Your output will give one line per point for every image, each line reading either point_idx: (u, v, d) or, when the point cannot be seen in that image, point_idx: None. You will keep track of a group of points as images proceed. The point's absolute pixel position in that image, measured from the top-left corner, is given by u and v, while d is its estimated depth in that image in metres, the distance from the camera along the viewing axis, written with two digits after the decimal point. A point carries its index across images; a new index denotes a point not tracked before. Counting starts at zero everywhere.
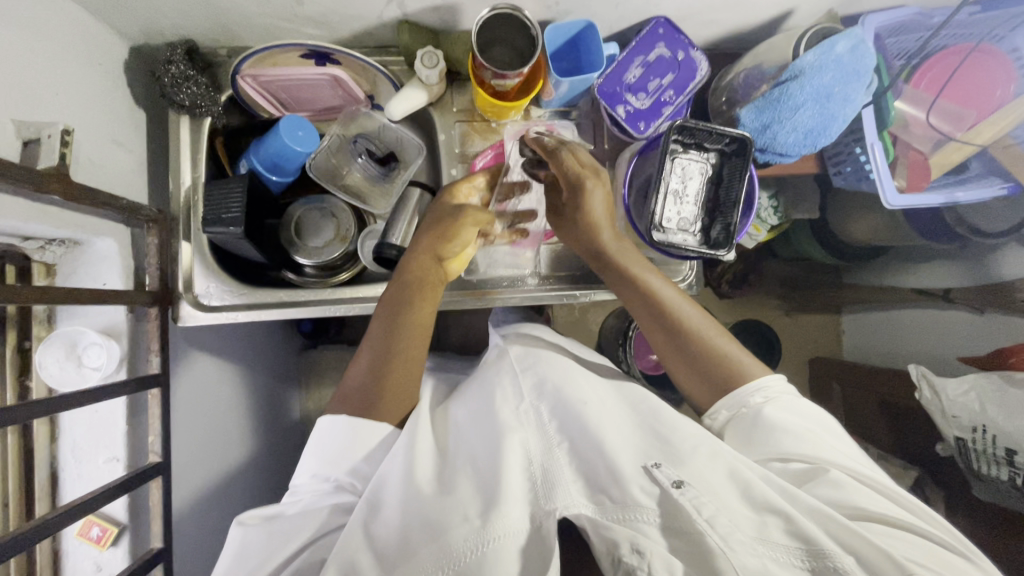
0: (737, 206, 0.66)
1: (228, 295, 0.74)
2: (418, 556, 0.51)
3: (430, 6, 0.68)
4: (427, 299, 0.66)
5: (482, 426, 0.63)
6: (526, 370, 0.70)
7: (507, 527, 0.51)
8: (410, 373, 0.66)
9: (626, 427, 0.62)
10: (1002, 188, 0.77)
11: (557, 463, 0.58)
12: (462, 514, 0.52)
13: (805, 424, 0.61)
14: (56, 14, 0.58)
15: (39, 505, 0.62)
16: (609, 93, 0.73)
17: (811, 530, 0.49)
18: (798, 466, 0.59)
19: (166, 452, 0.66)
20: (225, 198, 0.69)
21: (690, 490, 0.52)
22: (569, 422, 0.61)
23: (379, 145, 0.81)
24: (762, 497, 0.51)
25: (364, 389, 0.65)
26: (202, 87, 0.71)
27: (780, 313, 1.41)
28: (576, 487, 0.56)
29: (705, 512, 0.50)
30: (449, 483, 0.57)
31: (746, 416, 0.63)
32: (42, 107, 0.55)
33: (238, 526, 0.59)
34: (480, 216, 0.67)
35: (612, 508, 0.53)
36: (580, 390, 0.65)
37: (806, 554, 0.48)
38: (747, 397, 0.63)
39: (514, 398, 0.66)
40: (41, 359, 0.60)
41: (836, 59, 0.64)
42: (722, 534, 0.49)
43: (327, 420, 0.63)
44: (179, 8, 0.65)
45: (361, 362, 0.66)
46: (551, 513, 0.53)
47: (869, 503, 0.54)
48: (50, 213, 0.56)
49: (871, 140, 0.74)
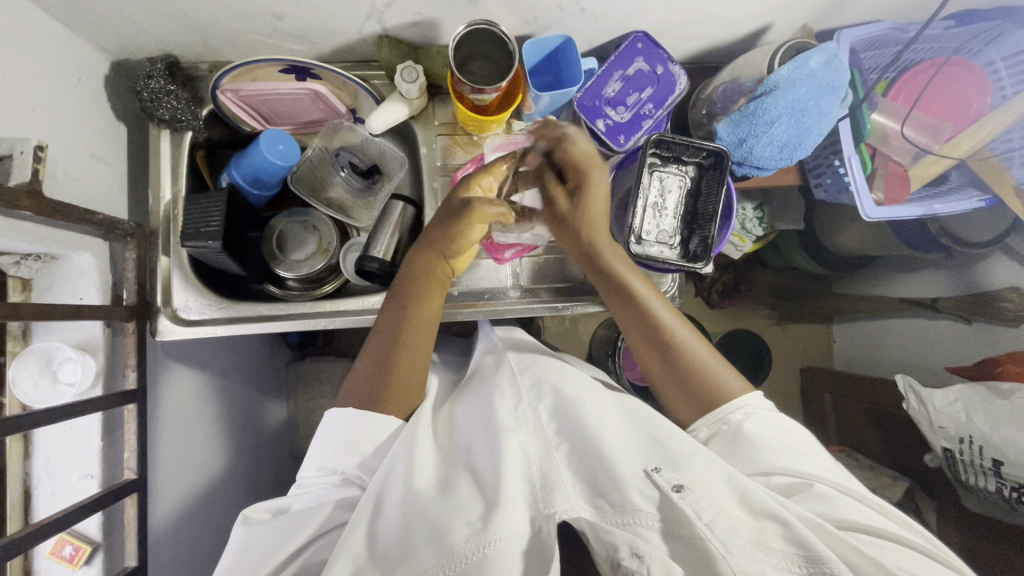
0: (715, 217, 0.67)
1: (207, 308, 0.74)
2: (417, 555, 0.50)
3: (409, 22, 0.68)
4: (434, 295, 0.69)
5: (480, 430, 0.62)
6: (524, 372, 0.70)
7: (506, 530, 0.50)
8: (418, 362, 0.67)
9: (623, 429, 0.61)
10: (980, 200, 0.77)
11: (557, 467, 0.57)
12: (462, 517, 0.52)
13: (785, 441, 0.61)
14: (33, 30, 0.58)
15: (11, 523, 0.61)
16: (589, 107, 0.73)
17: (809, 535, 0.48)
18: (781, 479, 0.58)
19: (142, 468, 0.65)
20: (204, 210, 0.69)
21: (690, 495, 0.51)
22: (565, 427, 0.61)
23: (362, 158, 0.80)
24: (760, 504, 0.51)
25: (371, 376, 0.65)
26: (182, 102, 0.71)
27: (771, 322, 1.40)
28: (576, 490, 0.55)
29: (705, 517, 0.49)
30: (449, 485, 0.57)
31: (726, 432, 0.62)
32: (16, 123, 0.55)
33: (241, 525, 0.59)
34: (488, 211, 0.64)
35: (612, 513, 0.52)
36: (578, 391, 0.65)
37: (805, 560, 0.48)
38: (727, 414, 0.62)
39: (512, 398, 0.66)
40: (14, 375, 0.60)
41: (809, 74, 0.65)
42: (722, 539, 0.48)
43: (334, 414, 0.62)
44: (158, 24, 0.65)
45: (369, 352, 0.67)
46: (550, 517, 0.52)
47: (858, 516, 0.53)
48: (24, 229, 0.55)
49: (848, 154, 0.74)
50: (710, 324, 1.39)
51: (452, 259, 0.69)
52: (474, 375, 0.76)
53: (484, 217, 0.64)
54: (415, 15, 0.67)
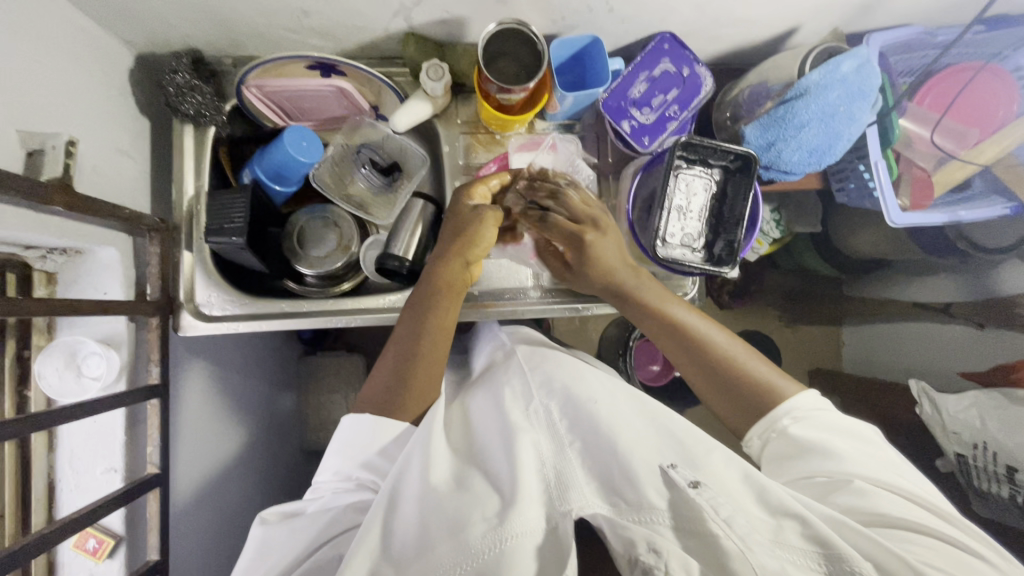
0: (741, 223, 0.68)
1: (229, 304, 0.74)
2: (435, 551, 0.50)
3: (436, 19, 0.68)
4: (451, 302, 0.68)
5: (494, 427, 0.62)
6: (536, 369, 0.70)
7: (521, 527, 0.50)
8: (434, 365, 0.67)
9: (638, 422, 0.61)
10: (1005, 207, 0.77)
11: (569, 465, 0.57)
12: (478, 512, 0.52)
13: (834, 437, 0.60)
14: (60, 23, 0.58)
15: (35, 517, 0.61)
16: (614, 107, 0.73)
17: (829, 533, 0.48)
18: (821, 479, 0.58)
19: (165, 462, 0.66)
20: (228, 206, 0.69)
21: (707, 490, 0.51)
22: (578, 424, 0.61)
23: (383, 154, 0.80)
24: (778, 501, 0.51)
25: (385, 390, 0.65)
26: (207, 97, 0.71)
27: (781, 324, 1.40)
28: (590, 488, 0.55)
29: (723, 512, 0.49)
30: (463, 481, 0.56)
31: (775, 438, 0.62)
32: (44, 118, 0.55)
33: (260, 525, 0.59)
34: (498, 213, 0.69)
35: (628, 510, 0.52)
36: (590, 389, 0.65)
37: (822, 557, 0.47)
38: (777, 419, 0.62)
39: (524, 398, 0.66)
40: (41, 369, 0.60)
41: (842, 78, 0.64)
42: (740, 534, 0.48)
43: (351, 419, 0.62)
44: (183, 17, 0.65)
45: (381, 367, 0.67)
46: (566, 514, 0.52)
47: (894, 511, 0.53)
48: (52, 224, 0.55)
49: (874, 157, 0.74)
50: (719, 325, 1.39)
51: (471, 267, 0.70)
52: (485, 371, 0.75)
53: (495, 219, 0.69)
54: (443, 13, 0.67)
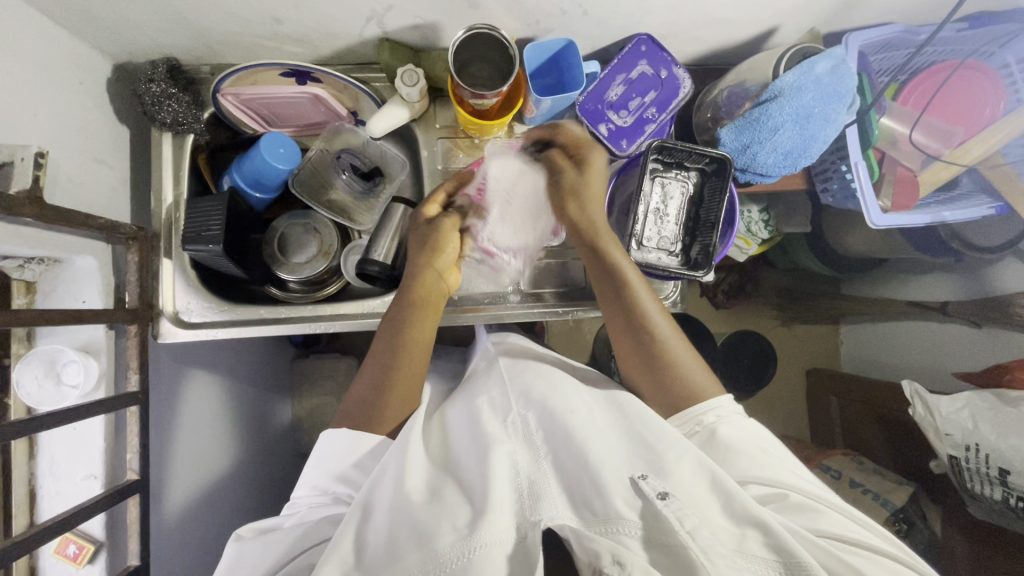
0: (716, 227, 0.66)
1: (209, 311, 0.74)
2: (405, 560, 0.50)
3: (409, 25, 0.68)
4: (429, 317, 0.70)
5: (469, 437, 0.63)
6: (515, 378, 0.70)
7: (493, 536, 0.50)
8: (414, 378, 0.68)
9: (611, 435, 0.60)
10: (990, 207, 0.75)
11: (544, 475, 0.57)
12: (449, 523, 0.52)
13: (763, 450, 0.59)
14: (33, 35, 0.58)
15: (17, 523, 0.62)
16: (592, 111, 0.72)
17: (791, 542, 0.47)
18: (756, 490, 0.57)
19: (144, 469, 0.66)
20: (205, 215, 0.70)
21: (674, 501, 0.50)
22: (554, 432, 0.61)
23: (365, 160, 0.81)
24: (743, 509, 0.50)
25: (364, 402, 0.67)
26: (183, 105, 0.71)
27: (777, 324, 1.40)
28: (561, 500, 0.54)
29: (688, 525, 0.48)
30: (438, 492, 0.57)
31: (701, 435, 0.61)
32: (18, 130, 0.55)
33: (234, 540, 0.60)
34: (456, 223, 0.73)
35: (595, 521, 0.52)
36: (567, 399, 0.65)
37: (782, 565, 0.47)
38: (699, 416, 0.62)
39: (501, 408, 0.66)
40: (18, 377, 0.60)
41: (816, 80, 0.63)
42: (703, 547, 0.47)
43: (331, 432, 0.64)
44: (157, 27, 0.65)
45: (364, 379, 0.68)
46: (536, 523, 0.52)
47: (831, 525, 0.52)
48: (26, 235, 0.56)
49: (855, 158, 0.72)
50: (714, 325, 1.39)
51: (444, 276, 0.72)
52: (468, 379, 0.77)
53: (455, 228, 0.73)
54: (416, 18, 0.66)
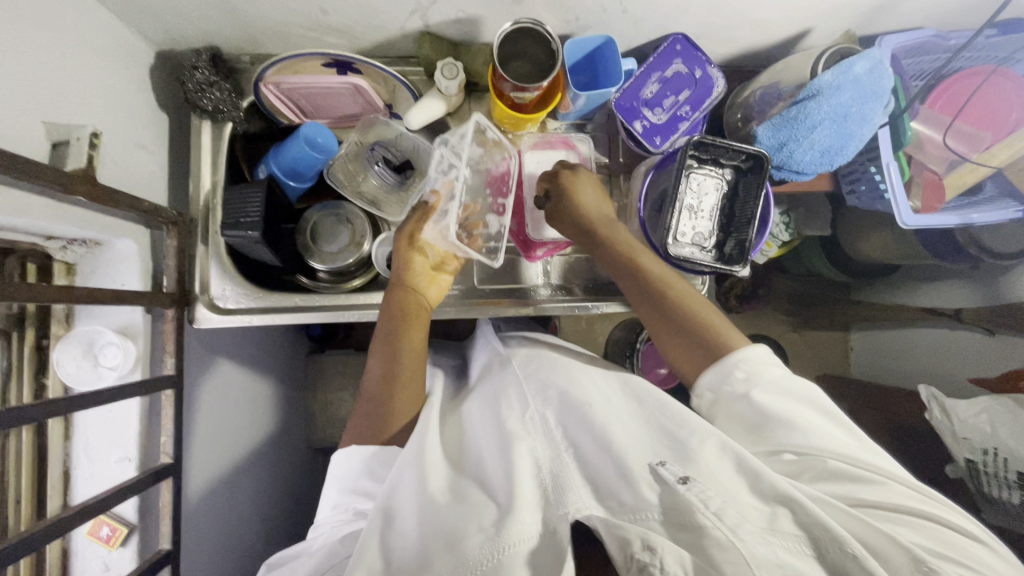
0: (753, 222, 0.67)
1: (244, 298, 0.75)
2: (433, 565, 0.50)
3: (451, 19, 0.69)
4: (417, 329, 0.69)
5: (489, 433, 0.63)
6: (532, 374, 0.71)
7: (520, 534, 0.50)
8: (415, 383, 0.70)
9: (633, 426, 0.61)
10: (1017, 210, 0.75)
11: (567, 469, 0.56)
12: (476, 523, 0.52)
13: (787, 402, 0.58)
14: (86, 19, 0.59)
15: (51, 504, 0.62)
16: (627, 107, 0.74)
17: (822, 519, 0.47)
18: (789, 457, 0.56)
19: (178, 453, 0.66)
20: (243, 201, 0.70)
21: (697, 485, 0.50)
22: (575, 429, 0.61)
23: (396, 153, 0.80)
24: (769, 488, 0.50)
25: (372, 413, 0.68)
26: (225, 93, 0.72)
27: (787, 329, 1.39)
28: (585, 491, 0.54)
29: (713, 505, 0.48)
30: (460, 492, 0.57)
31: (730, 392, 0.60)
32: (69, 110, 0.56)
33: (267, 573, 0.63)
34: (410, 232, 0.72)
35: (623, 511, 0.51)
36: (586, 391, 0.65)
37: (813, 541, 0.47)
38: (730, 369, 0.60)
39: (521, 403, 0.65)
40: (58, 358, 0.61)
41: (854, 79, 0.64)
42: (730, 526, 0.46)
43: (341, 453, 0.65)
44: (205, 15, 0.66)
45: (364, 395, 0.69)
46: (563, 516, 0.51)
47: (866, 494, 0.51)
48: (74, 215, 0.56)
49: (885, 159, 0.75)
50: None
51: (421, 291, 0.71)
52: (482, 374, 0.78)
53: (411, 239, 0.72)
54: (459, 12, 0.67)
